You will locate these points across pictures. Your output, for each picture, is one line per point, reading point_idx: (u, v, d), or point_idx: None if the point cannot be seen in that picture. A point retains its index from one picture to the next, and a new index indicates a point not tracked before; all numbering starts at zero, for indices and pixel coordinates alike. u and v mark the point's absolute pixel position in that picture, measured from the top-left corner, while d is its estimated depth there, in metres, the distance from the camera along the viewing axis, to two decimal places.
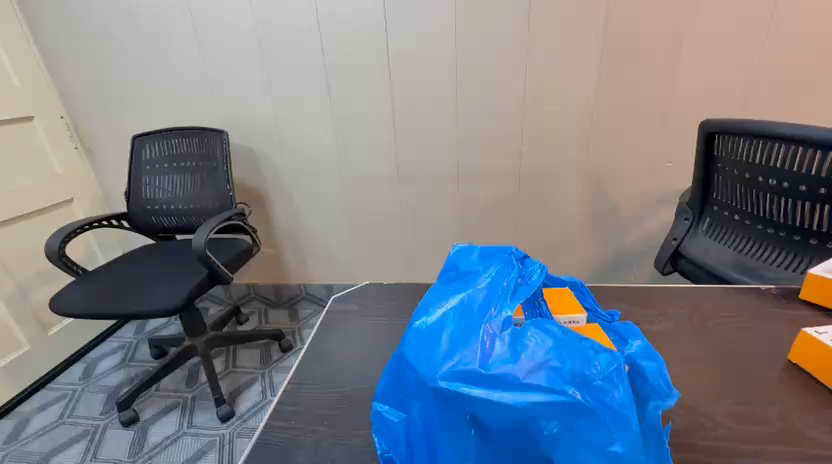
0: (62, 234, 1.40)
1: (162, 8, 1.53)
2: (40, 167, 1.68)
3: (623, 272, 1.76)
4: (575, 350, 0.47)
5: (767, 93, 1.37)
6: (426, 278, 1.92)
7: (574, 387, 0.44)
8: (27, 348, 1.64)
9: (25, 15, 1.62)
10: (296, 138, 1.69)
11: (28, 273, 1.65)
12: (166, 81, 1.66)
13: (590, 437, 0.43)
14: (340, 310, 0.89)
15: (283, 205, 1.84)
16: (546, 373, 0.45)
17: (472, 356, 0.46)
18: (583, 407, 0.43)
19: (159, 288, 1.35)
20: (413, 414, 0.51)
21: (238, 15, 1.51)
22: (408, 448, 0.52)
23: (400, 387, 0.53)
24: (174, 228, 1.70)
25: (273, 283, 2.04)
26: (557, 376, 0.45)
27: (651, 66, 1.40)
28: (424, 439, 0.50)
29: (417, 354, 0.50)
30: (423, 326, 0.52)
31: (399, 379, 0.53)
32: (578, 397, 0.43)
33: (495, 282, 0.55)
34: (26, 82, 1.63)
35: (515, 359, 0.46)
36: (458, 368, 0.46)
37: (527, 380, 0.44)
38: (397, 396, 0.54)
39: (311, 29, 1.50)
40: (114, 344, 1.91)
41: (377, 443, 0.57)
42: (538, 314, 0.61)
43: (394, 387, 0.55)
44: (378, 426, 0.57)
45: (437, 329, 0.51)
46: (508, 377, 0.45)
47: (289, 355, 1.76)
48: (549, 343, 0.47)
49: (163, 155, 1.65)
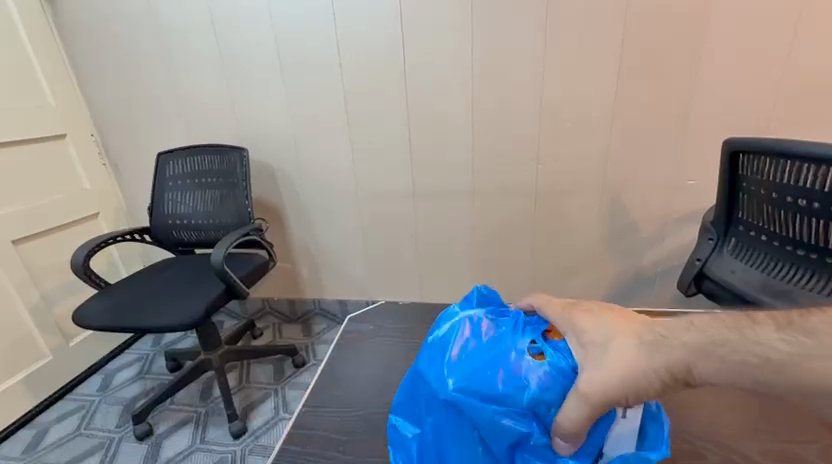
0: (87, 247, 1.44)
1: (190, 31, 1.61)
2: (69, 182, 1.76)
3: (645, 294, 1.71)
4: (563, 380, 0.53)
5: (793, 110, 1.33)
6: (440, 295, 1.89)
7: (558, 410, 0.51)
8: (48, 358, 1.68)
9: (63, 39, 1.72)
10: (313, 153, 1.72)
11: (54, 285, 1.70)
12: (191, 100, 1.72)
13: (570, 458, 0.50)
14: (356, 329, 0.88)
15: (300, 221, 1.86)
16: (539, 396, 0.52)
17: (476, 375, 0.54)
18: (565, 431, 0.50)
19: (176, 303, 1.37)
20: (426, 424, 0.58)
21: (260, 37, 1.57)
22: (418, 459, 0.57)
23: (414, 400, 0.60)
24: (193, 242, 1.73)
25: (288, 298, 2.04)
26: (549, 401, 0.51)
27: (669, 85, 1.39)
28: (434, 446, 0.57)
29: (430, 366, 0.58)
30: (435, 341, 0.60)
31: (414, 392, 0.60)
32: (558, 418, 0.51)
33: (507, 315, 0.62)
34: (61, 102, 1.72)
35: (513, 380, 0.53)
36: (465, 384, 0.54)
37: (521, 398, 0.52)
38: (412, 411, 0.60)
39: (328, 46, 1.54)
40: (131, 355, 1.94)
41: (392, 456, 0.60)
42: None
43: (409, 402, 0.61)
44: (393, 438, 0.60)
45: (448, 343, 0.59)
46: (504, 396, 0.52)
47: (301, 372, 1.75)
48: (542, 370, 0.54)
49: (186, 172, 1.69)
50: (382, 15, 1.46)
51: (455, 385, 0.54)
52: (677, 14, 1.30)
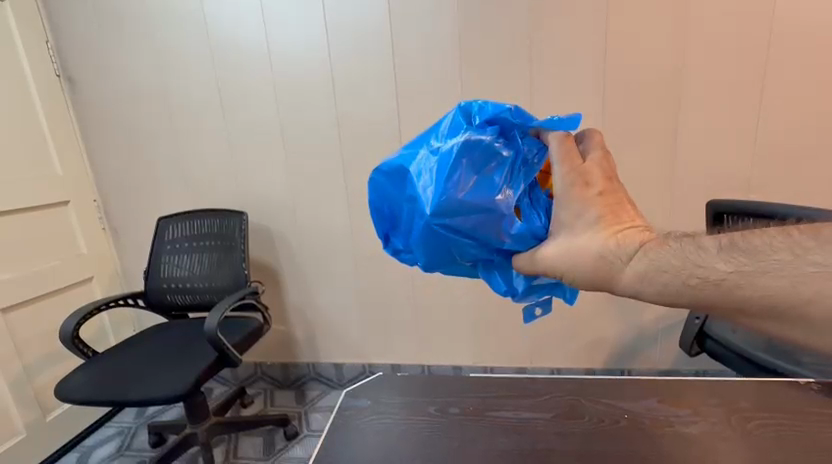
0: (78, 315, 1.41)
1: (199, 105, 1.72)
2: (67, 247, 1.76)
3: (646, 352, 1.68)
4: (514, 241, 0.53)
5: (758, 173, 1.45)
6: (439, 358, 1.84)
7: (500, 253, 0.54)
8: (23, 434, 1.58)
9: (78, 115, 1.83)
10: (313, 217, 1.76)
11: (38, 354, 1.64)
12: (196, 167, 1.79)
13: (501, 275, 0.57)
14: (351, 406, 0.82)
15: (296, 283, 1.85)
16: (506, 242, 0.53)
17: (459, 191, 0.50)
18: (499, 257, 0.55)
19: (163, 375, 1.31)
20: (405, 222, 0.55)
21: (266, 115, 1.69)
22: (392, 231, 0.59)
23: (386, 202, 0.58)
24: (186, 306, 1.70)
25: (281, 362, 1.97)
26: (502, 237, 0.52)
27: (647, 150, 1.49)
28: (402, 242, 0.58)
29: (416, 189, 0.52)
30: (439, 154, 0.52)
31: (382, 193, 0.58)
32: (499, 256, 0.55)
33: (489, 106, 0.55)
34: (68, 171, 1.79)
35: (500, 172, 0.52)
36: (443, 196, 0.50)
37: (479, 235, 0.52)
38: (392, 211, 0.57)
39: (330, 122, 1.65)
40: (112, 429, 1.82)
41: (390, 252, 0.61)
42: (546, 210, 0.54)
43: (393, 204, 0.57)
44: (378, 230, 0.60)
45: (455, 158, 0.51)
46: (453, 226, 0.51)
47: (294, 444, 1.64)
48: (509, 231, 0.52)
49: (185, 235, 1.71)
50: (381, 96, 1.59)
51: (458, 246, 0.53)
52: (651, 88, 1.44)
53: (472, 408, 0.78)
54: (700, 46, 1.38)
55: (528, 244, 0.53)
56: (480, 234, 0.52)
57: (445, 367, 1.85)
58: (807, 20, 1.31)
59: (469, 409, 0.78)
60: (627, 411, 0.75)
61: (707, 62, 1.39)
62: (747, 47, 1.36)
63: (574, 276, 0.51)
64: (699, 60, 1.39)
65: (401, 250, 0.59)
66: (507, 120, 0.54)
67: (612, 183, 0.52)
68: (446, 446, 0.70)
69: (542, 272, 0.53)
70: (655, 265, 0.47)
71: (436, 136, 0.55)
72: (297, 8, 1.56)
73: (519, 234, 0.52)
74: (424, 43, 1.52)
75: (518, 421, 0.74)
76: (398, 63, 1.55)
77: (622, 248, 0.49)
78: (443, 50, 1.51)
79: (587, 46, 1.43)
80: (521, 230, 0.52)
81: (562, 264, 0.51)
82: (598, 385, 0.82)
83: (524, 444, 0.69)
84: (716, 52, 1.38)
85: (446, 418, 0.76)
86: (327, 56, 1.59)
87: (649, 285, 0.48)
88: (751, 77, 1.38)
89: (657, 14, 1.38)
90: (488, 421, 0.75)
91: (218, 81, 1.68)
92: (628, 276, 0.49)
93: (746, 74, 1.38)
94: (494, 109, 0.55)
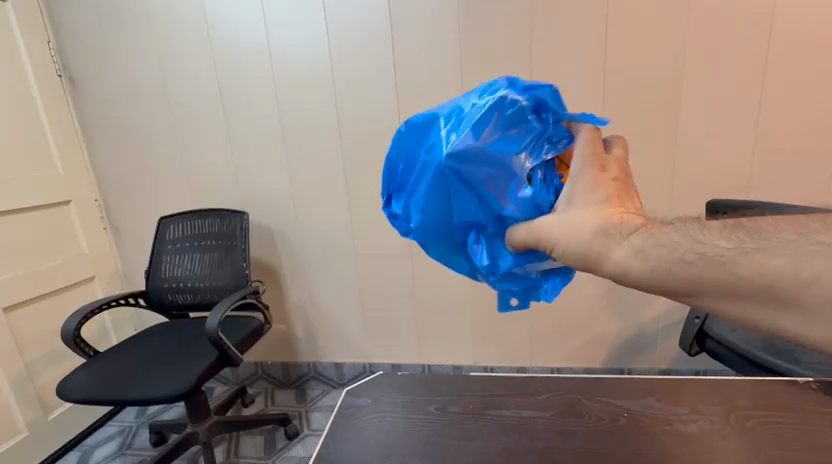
0: (79, 314, 1.42)
1: (200, 104, 1.72)
2: (68, 246, 1.77)
3: (645, 351, 1.68)
4: (517, 208, 0.54)
5: (758, 173, 1.46)
6: (439, 357, 1.85)
7: (498, 222, 0.55)
8: (25, 433, 1.58)
9: (78, 115, 1.83)
10: (313, 216, 1.77)
11: (40, 353, 1.64)
12: (197, 167, 1.79)
13: (493, 249, 0.57)
14: (351, 404, 0.82)
15: (297, 282, 1.86)
16: (507, 207, 0.54)
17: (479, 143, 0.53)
18: (496, 227, 0.56)
19: (164, 374, 1.32)
20: (417, 174, 0.58)
21: (267, 115, 1.69)
22: (399, 189, 0.61)
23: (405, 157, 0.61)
24: (187, 305, 1.71)
25: (281, 362, 1.97)
26: (506, 199, 0.54)
27: (646, 150, 1.50)
28: (406, 199, 0.60)
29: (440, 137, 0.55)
30: (470, 110, 0.55)
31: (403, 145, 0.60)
32: (497, 226, 0.56)
33: (529, 84, 0.58)
34: (69, 171, 1.79)
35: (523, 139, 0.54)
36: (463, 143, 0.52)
37: (485, 194, 0.54)
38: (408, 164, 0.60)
39: (330, 122, 1.66)
40: (113, 428, 1.82)
41: (392, 211, 0.63)
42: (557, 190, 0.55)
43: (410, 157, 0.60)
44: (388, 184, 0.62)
45: (484, 114, 0.54)
46: (463, 175, 0.53)
47: (295, 443, 1.65)
48: (514, 196, 0.54)
49: (186, 234, 1.71)
50: (380, 96, 1.60)
51: (463, 200, 0.55)
52: (651, 88, 1.44)
53: (472, 407, 0.79)
54: (699, 46, 1.38)
55: (529, 214, 0.54)
56: (486, 191, 0.54)
57: (445, 367, 1.85)
58: (807, 20, 1.31)
59: (469, 408, 0.78)
60: (626, 410, 0.75)
61: (707, 62, 1.39)
62: (748, 47, 1.36)
63: (572, 247, 0.50)
64: (699, 60, 1.39)
65: (402, 211, 0.61)
66: (543, 98, 0.57)
67: (626, 178, 0.54)
68: (446, 445, 0.71)
69: (539, 241, 0.52)
70: (654, 262, 0.47)
71: (474, 96, 0.59)
72: (298, 8, 1.56)
73: (525, 200, 0.54)
74: (423, 43, 1.52)
75: (517, 419, 0.75)
76: (398, 63, 1.56)
77: (627, 226, 0.49)
78: (443, 48, 1.51)
79: (587, 46, 1.44)
80: (527, 196, 0.54)
81: (564, 232, 0.50)
82: (598, 384, 0.82)
83: (523, 443, 0.70)
84: (716, 53, 1.38)
85: (446, 417, 0.77)
86: (327, 56, 1.59)
87: (644, 280, 0.48)
88: (751, 77, 1.38)
89: (656, 14, 1.38)
90: (487, 419, 0.75)
91: (219, 81, 1.69)
92: (625, 275, 0.49)
93: (746, 74, 1.38)
94: (533, 86, 0.58)
